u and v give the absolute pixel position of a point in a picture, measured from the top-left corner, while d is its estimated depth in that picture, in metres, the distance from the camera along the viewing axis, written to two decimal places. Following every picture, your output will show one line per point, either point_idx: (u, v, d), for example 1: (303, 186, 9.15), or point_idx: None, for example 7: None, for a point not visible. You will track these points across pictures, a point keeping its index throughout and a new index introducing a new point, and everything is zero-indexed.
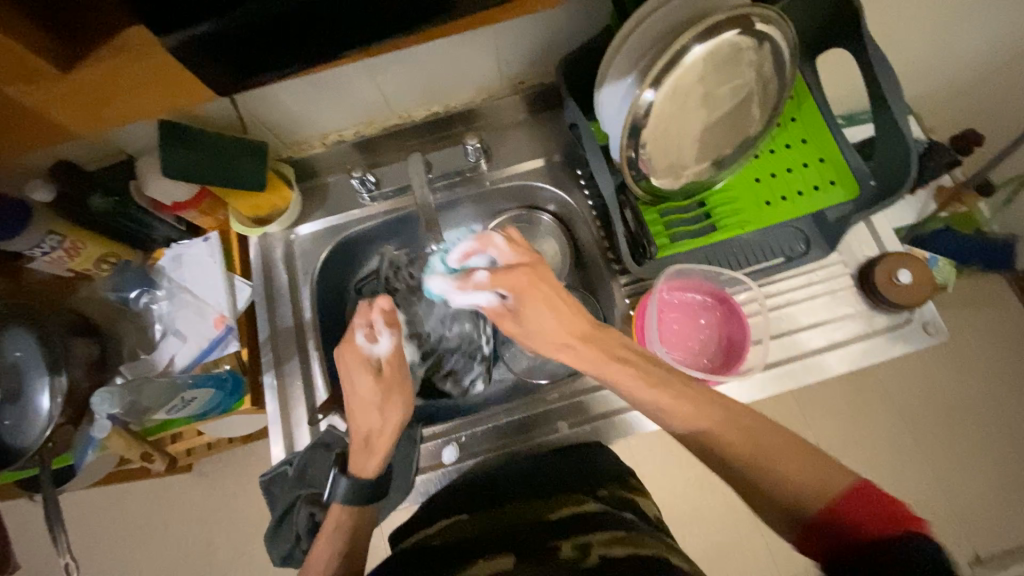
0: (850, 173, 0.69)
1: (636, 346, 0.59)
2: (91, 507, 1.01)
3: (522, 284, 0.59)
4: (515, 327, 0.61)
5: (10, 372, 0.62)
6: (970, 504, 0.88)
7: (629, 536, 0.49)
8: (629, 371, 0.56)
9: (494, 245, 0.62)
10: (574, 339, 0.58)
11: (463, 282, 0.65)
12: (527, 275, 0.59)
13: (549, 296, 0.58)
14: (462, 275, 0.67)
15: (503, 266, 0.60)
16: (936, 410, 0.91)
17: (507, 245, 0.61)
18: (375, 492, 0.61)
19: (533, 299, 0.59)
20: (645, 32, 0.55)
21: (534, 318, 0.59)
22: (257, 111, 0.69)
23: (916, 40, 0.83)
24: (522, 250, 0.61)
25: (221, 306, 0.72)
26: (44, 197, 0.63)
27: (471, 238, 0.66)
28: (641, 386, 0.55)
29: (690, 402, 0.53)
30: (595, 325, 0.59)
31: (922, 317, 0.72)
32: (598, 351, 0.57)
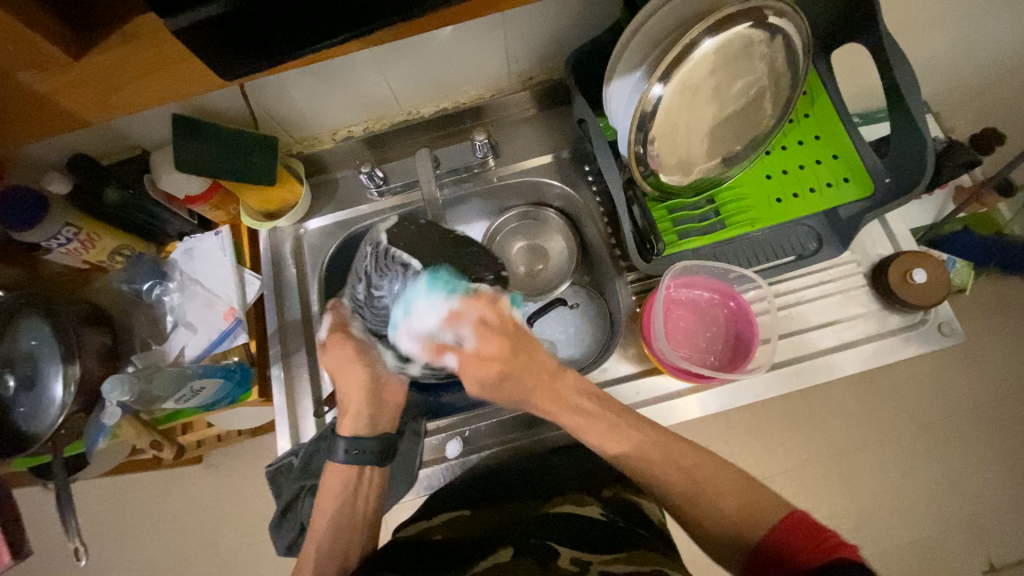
0: (865, 171, 0.68)
1: (590, 387, 0.60)
2: (103, 495, 1.03)
3: (500, 373, 0.57)
4: (488, 394, 0.59)
5: (26, 361, 0.64)
6: (985, 513, 0.86)
7: (632, 549, 0.48)
8: (574, 415, 0.58)
9: (466, 331, 0.57)
10: (530, 395, 0.59)
11: (440, 354, 0.58)
12: (500, 360, 0.58)
13: (529, 376, 0.58)
14: (435, 345, 0.57)
15: (477, 351, 0.57)
16: (952, 414, 0.89)
17: (479, 333, 0.57)
18: (378, 456, 0.62)
19: (510, 379, 0.58)
20: (655, 26, 0.55)
21: (509, 390, 0.59)
22: (268, 106, 0.70)
23: (936, 36, 0.81)
24: (496, 327, 0.58)
25: (232, 298, 0.73)
26: (62, 189, 0.64)
27: (442, 309, 0.56)
28: (591, 425, 0.57)
29: (624, 426, 0.57)
30: (550, 374, 0.59)
31: (938, 318, 0.71)
32: (550, 398, 0.59)
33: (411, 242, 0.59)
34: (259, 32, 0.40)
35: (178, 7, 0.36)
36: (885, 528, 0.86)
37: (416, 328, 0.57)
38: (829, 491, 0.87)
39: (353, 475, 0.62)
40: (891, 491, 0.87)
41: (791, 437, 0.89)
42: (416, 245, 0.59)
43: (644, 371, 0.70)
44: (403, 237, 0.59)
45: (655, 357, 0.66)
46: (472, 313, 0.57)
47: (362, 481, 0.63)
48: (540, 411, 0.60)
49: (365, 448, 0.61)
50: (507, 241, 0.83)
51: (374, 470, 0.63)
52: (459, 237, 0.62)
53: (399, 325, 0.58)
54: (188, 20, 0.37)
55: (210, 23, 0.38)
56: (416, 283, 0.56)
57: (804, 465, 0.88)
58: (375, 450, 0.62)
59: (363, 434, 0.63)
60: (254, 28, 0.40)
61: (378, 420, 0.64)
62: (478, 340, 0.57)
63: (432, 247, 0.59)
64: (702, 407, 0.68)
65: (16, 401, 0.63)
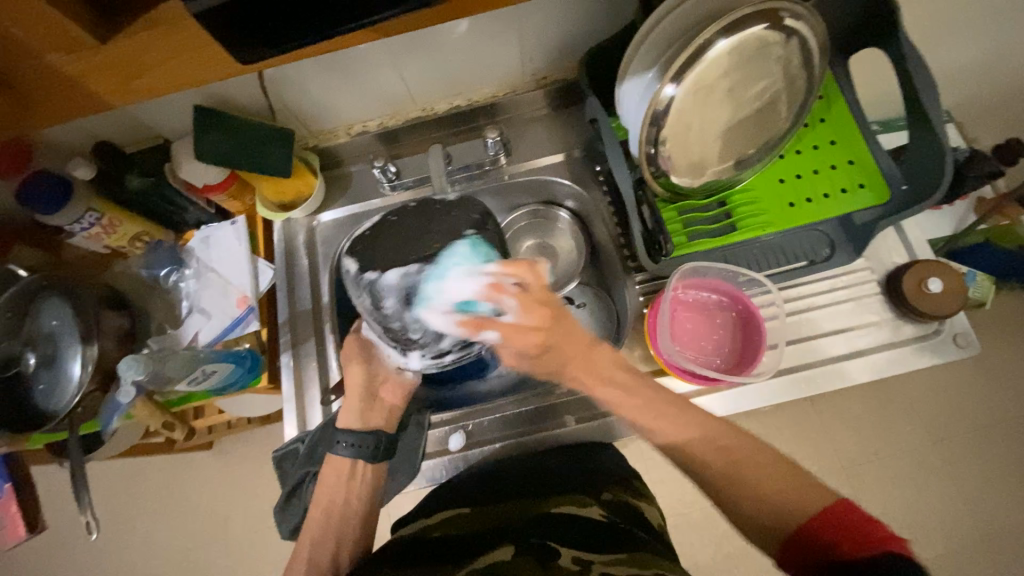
0: (881, 177, 0.67)
1: (626, 362, 0.62)
2: (116, 477, 1.06)
3: (539, 344, 0.62)
4: (529, 361, 0.64)
5: (48, 340, 0.66)
6: (1002, 534, 0.84)
7: (633, 553, 0.48)
8: (613, 387, 0.61)
9: (507, 302, 0.61)
10: (567, 366, 0.62)
11: (477, 329, 0.61)
12: (540, 332, 0.62)
13: (565, 348, 0.62)
14: (473, 317, 0.60)
15: (515, 324, 0.61)
16: (968, 431, 0.87)
17: (518, 304, 0.61)
18: (378, 453, 0.64)
19: (549, 349, 0.62)
20: (669, 26, 0.54)
21: (546, 360, 0.63)
22: (285, 99, 0.71)
23: (962, 43, 0.80)
24: (538, 299, 0.62)
25: (244, 285, 0.75)
26: (86, 174, 0.67)
27: (482, 279, 0.60)
28: (629, 401, 0.59)
29: (660, 401, 0.58)
30: (586, 346, 0.62)
31: (953, 329, 0.69)
32: (587, 373, 0.62)
33: (380, 240, 0.61)
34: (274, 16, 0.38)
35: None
36: None
37: (450, 304, 0.59)
38: None
39: (346, 468, 0.63)
40: (904, 507, 0.85)
41: (802, 447, 0.88)
42: (388, 237, 0.61)
43: (650, 373, 0.70)
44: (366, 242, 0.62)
45: (658, 357, 0.67)
46: (513, 283, 0.62)
47: (355, 474, 0.64)
48: (580, 386, 0.62)
49: (363, 443, 0.63)
50: (515, 240, 0.83)
51: (368, 465, 0.64)
52: (445, 202, 0.64)
53: (430, 305, 0.59)
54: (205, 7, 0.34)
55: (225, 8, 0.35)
56: (454, 252, 0.60)
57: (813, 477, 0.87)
58: (370, 445, 0.63)
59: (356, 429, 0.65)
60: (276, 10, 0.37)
61: (369, 415, 0.66)
62: (520, 311, 0.61)
63: (407, 233, 0.61)
64: (710, 411, 0.67)
65: (37, 378, 0.65)
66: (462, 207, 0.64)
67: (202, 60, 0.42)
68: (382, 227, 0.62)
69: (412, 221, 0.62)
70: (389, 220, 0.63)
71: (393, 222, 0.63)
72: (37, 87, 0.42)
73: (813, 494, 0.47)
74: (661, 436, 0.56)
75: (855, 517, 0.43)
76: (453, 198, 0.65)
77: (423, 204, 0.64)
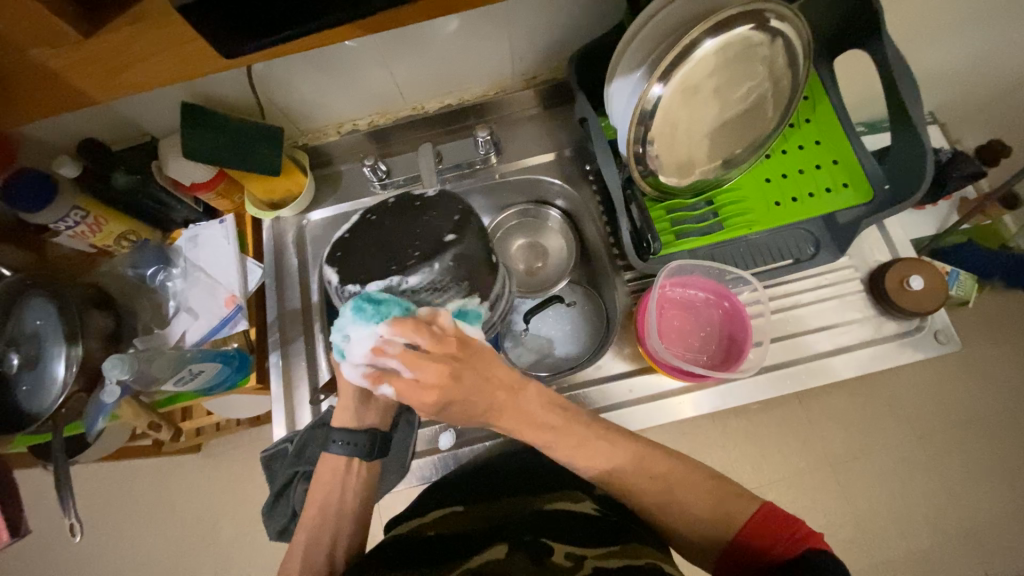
0: (865, 177, 0.68)
1: (552, 398, 0.54)
2: (102, 479, 1.04)
3: (445, 405, 0.47)
4: (436, 417, 0.50)
5: (31, 340, 0.65)
6: (983, 527, 0.85)
7: (624, 545, 0.48)
8: (545, 432, 0.53)
9: (394, 362, 0.46)
10: (491, 414, 0.51)
11: (380, 383, 0.48)
12: (442, 389, 0.47)
13: (483, 398, 0.49)
14: (371, 373, 0.48)
15: (414, 382, 0.46)
16: (951, 427, 0.89)
17: (408, 363, 0.46)
18: (373, 451, 0.61)
19: (462, 407, 0.48)
20: (656, 26, 0.55)
21: (461, 413, 0.49)
22: (274, 97, 0.71)
23: (944, 46, 0.81)
24: (440, 349, 0.47)
25: (232, 285, 0.73)
26: (70, 172, 0.66)
27: (375, 335, 0.47)
28: (562, 440, 0.53)
29: (593, 435, 0.54)
30: (508, 393, 0.51)
31: (933, 325, 0.71)
32: (514, 418, 0.52)
33: (358, 243, 0.56)
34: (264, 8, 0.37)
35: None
36: (883, 539, 0.86)
37: (354, 356, 0.48)
38: (827, 501, 0.87)
39: (342, 466, 0.61)
40: (889, 502, 0.86)
41: (789, 444, 0.89)
42: (370, 239, 0.56)
43: (638, 370, 0.71)
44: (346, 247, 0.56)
45: (647, 354, 0.67)
46: (399, 344, 0.46)
47: (350, 471, 0.62)
48: (509, 431, 0.54)
49: (356, 441, 0.60)
50: (506, 238, 0.83)
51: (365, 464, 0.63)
52: (422, 201, 0.58)
53: (346, 355, 0.49)
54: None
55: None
56: (343, 316, 0.49)
57: (800, 473, 0.88)
58: (364, 444, 0.61)
59: (352, 427, 0.61)
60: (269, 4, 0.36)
61: (364, 414, 0.62)
62: (413, 371, 0.46)
63: (387, 237, 0.56)
64: (696, 408, 0.68)
65: (19, 379, 0.64)
66: (442, 204, 0.58)
67: (187, 56, 0.42)
68: (360, 228, 0.57)
69: (393, 219, 0.57)
70: (370, 220, 0.57)
71: (374, 222, 0.57)
72: (17, 80, 0.42)
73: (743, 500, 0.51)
74: (588, 466, 0.53)
75: (773, 521, 0.47)
76: (431, 194, 0.59)
77: (404, 201, 0.59)
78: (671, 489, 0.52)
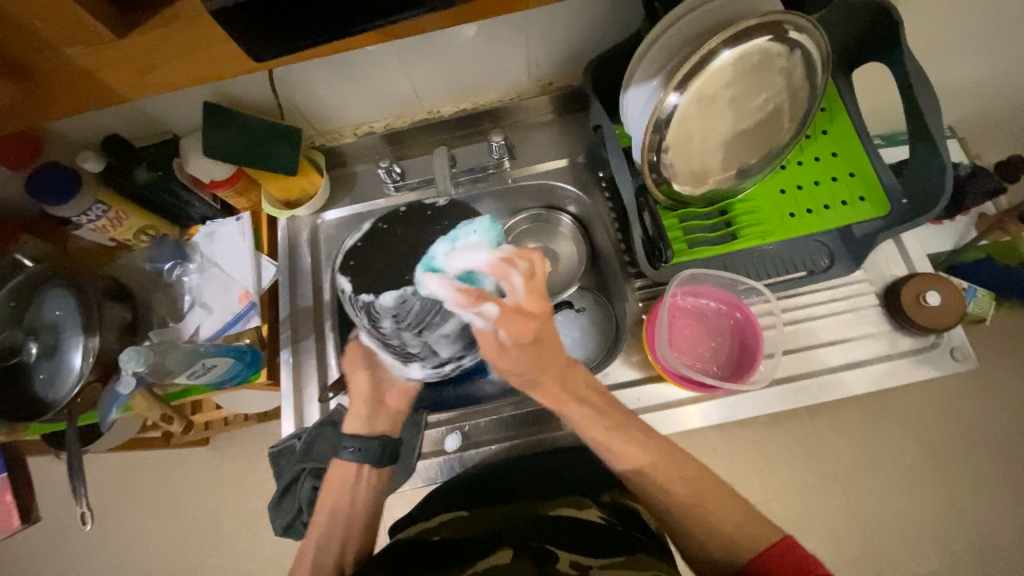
0: (881, 189, 0.67)
1: (601, 388, 0.59)
2: (112, 470, 1.06)
3: (535, 335, 0.55)
4: (498, 355, 0.56)
5: (50, 330, 0.67)
6: (998, 551, 0.83)
7: (630, 555, 0.48)
8: (581, 407, 0.57)
9: (512, 282, 0.57)
10: (543, 374, 0.56)
11: (472, 303, 0.59)
12: (535, 323, 0.55)
13: (551, 358, 0.56)
14: (465, 293, 0.59)
15: (517, 305, 0.56)
16: (966, 447, 0.87)
17: (525, 286, 0.56)
18: (383, 457, 0.65)
19: (539, 346, 0.55)
20: (673, 36, 0.55)
21: (525, 356, 0.56)
22: (294, 98, 0.72)
23: (965, 60, 0.80)
24: (538, 290, 0.56)
25: (246, 282, 0.75)
26: (94, 167, 0.68)
27: (488, 252, 0.61)
28: (601, 420, 0.57)
29: (629, 433, 0.57)
30: (565, 363, 0.57)
31: (950, 342, 0.70)
32: (561, 387, 0.57)
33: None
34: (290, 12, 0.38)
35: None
36: (894, 560, 0.84)
37: (453, 270, 0.62)
38: (836, 518, 0.85)
39: (352, 473, 0.64)
40: (900, 521, 0.85)
41: (799, 458, 0.87)
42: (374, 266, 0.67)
43: (647, 379, 0.71)
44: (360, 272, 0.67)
45: (656, 363, 0.67)
46: (523, 264, 0.57)
47: (361, 477, 0.64)
48: (547, 399, 0.58)
49: (368, 447, 0.64)
50: (517, 242, 0.83)
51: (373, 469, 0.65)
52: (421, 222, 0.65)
53: (443, 271, 0.63)
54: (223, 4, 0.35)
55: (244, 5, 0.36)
56: (471, 224, 0.64)
57: (809, 489, 0.86)
58: (376, 449, 0.64)
59: (365, 433, 0.65)
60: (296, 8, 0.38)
61: (376, 420, 0.67)
62: (526, 294, 0.56)
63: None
64: (705, 418, 0.68)
65: (37, 367, 0.66)
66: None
67: (215, 56, 0.43)
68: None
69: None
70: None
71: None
72: (53, 77, 0.43)
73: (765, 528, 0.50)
74: (620, 459, 0.56)
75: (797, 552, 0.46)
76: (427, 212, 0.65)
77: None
78: (688, 506, 0.53)
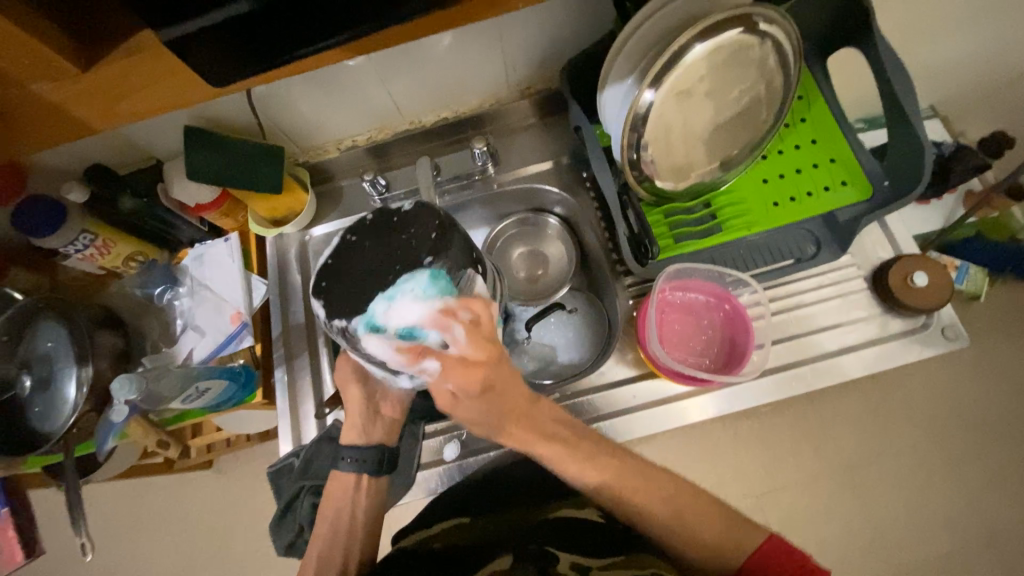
0: (864, 175, 0.68)
1: (564, 416, 0.57)
2: (115, 498, 1.05)
3: (482, 382, 0.49)
4: (450, 408, 0.51)
5: (43, 362, 0.67)
6: (1006, 527, 0.83)
7: (630, 555, 0.49)
8: (553, 444, 0.54)
9: (454, 334, 0.50)
10: (507, 419, 0.52)
11: (416, 360, 0.51)
12: (484, 369, 0.49)
13: (506, 399, 0.51)
14: (412, 348, 0.51)
15: (461, 355, 0.50)
16: (968, 424, 0.87)
17: (468, 336, 0.50)
18: (382, 466, 0.63)
19: (492, 391, 0.50)
20: (644, 35, 0.56)
21: (472, 408, 0.51)
22: (273, 117, 0.72)
23: (941, 41, 0.81)
24: (475, 327, 0.50)
25: (238, 303, 0.74)
26: (79, 198, 0.67)
27: (428, 309, 0.50)
28: (568, 455, 0.54)
29: (609, 458, 0.55)
30: (529, 400, 0.54)
31: (941, 322, 0.70)
32: (530, 431, 0.54)
33: (345, 271, 0.52)
34: (255, 36, 0.38)
35: (175, 20, 0.35)
36: (904, 542, 0.84)
37: (394, 326, 0.51)
38: (842, 504, 0.85)
39: (351, 483, 0.63)
40: (907, 504, 0.84)
41: (802, 446, 0.87)
42: (350, 272, 0.52)
43: (642, 375, 0.71)
44: (330, 276, 0.53)
45: (648, 360, 0.67)
46: (464, 313, 0.51)
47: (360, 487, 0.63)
48: (518, 445, 0.54)
49: (365, 458, 0.62)
50: (507, 246, 0.84)
51: (372, 477, 0.63)
52: (400, 215, 0.54)
53: (381, 331, 0.51)
54: (183, 33, 0.36)
55: (209, 33, 0.36)
56: (411, 276, 0.51)
57: (815, 476, 0.86)
58: (373, 460, 0.62)
59: (361, 444, 0.63)
60: (263, 32, 0.38)
61: (372, 430, 0.64)
62: (465, 344, 0.50)
63: (369, 259, 0.52)
64: (703, 411, 0.68)
65: (32, 401, 0.65)
66: (419, 218, 0.54)
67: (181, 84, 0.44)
68: (342, 253, 0.53)
69: (373, 241, 0.53)
70: (350, 242, 0.53)
71: (354, 244, 0.53)
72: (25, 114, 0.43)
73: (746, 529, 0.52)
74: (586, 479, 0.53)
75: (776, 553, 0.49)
76: (407, 206, 0.55)
77: (381, 218, 0.54)
78: (674, 512, 0.52)
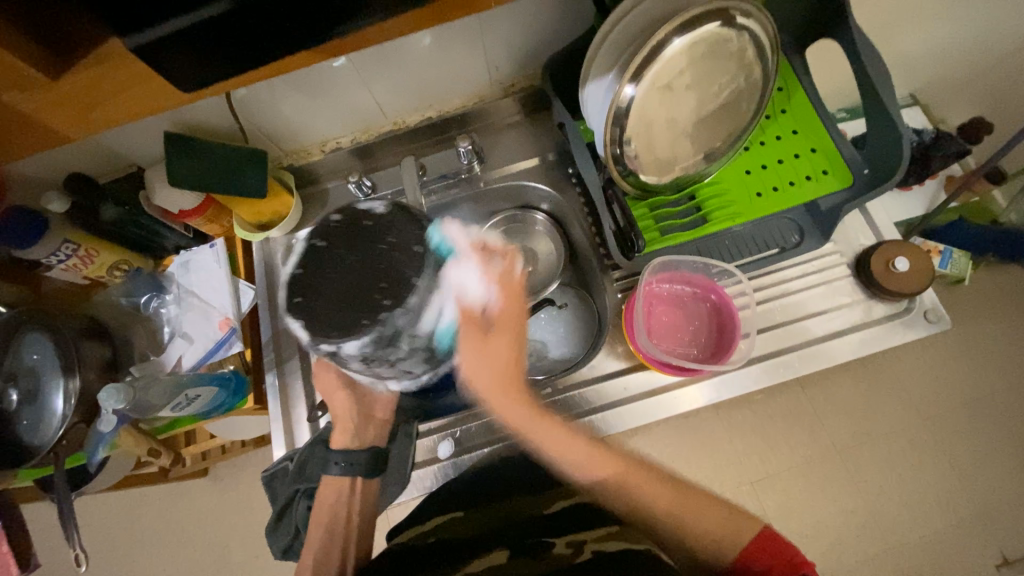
0: (843, 162, 0.69)
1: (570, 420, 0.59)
2: (110, 511, 1.04)
3: (513, 329, 0.57)
4: (466, 353, 0.55)
5: (29, 375, 0.66)
6: (994, 505, 0.85)
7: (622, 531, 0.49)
8: (556, 431, 0.56)
9: (512, 270, 0.59)
10: (513, 382, 0.57)
11: (479, 266, 0.55)
12: (516, 319, 0.58)
13: (514, 361, 0.58)
14: (478, 256, 0.55)
15: (506, 297, 0.57)
16: (955, 406, 0.89)
17: (515, 282, 0.58)
18: (376, 466, 0.63)
19: (515, 337, 0.57)
20: (623, 30, 0.56)
21: (495, 348, 0.57)
22: (255, 120, 0.72)
23: (918, 30, 0.82)
24: (514, 291, 0.58)
25: (226, 308, 0.74)
26: (59, 208, 0.67)
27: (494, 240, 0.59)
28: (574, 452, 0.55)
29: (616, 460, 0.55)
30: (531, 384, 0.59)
31: (923, 305, 0.71)
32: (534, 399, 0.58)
33: (321, 281, 0.46)
34: (230, 42, 0.38)
35: (140, 26, 0.34)
36: (896, 525, 0.85)
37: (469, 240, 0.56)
38: (835, 488, 0.86)
39: (346, 488, 0.62)
40: (899, 486, 0.86)
41: (794, 434, 0.88)
42: (326, 281, 0.46)
43: (633, 368, 0.71)
44: (301, 288, 0.46)
45: (639, 353, 0.67)
46: (516, 264, 0.59)
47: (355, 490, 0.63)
48: (518, 411, 0.57)
49: (357, 460, 0.61)
50: None
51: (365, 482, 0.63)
52: (375, 219, 0.48)
53: (454, 254, 0.52)
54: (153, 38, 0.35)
55: (179, 40, 0.36)
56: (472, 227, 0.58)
57: (807, 464, 0.87)
58: (365, 462, 0.62)
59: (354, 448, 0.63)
60: (235, 37, 0.37)
61: (365, 432, 0.65)
62: (515, 282, 0.58)
63: (346, 269, 0.46)
64: (695, 401, 0.69)
65: (20, 414, 0.65)
66: (396, 224, 0.48)
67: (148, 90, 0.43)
68: (312, 260, 0.47)
69: (350, 250, 0.47)
70: (319, 248, 0.47)
71: (324, 251, 0.47)
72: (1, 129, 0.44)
73: (742, 518, 0.51)
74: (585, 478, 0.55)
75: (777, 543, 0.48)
76: (380, 207, 0.49)
77: (350, 218, 0.48)
78: (675, 506, 0.52)
